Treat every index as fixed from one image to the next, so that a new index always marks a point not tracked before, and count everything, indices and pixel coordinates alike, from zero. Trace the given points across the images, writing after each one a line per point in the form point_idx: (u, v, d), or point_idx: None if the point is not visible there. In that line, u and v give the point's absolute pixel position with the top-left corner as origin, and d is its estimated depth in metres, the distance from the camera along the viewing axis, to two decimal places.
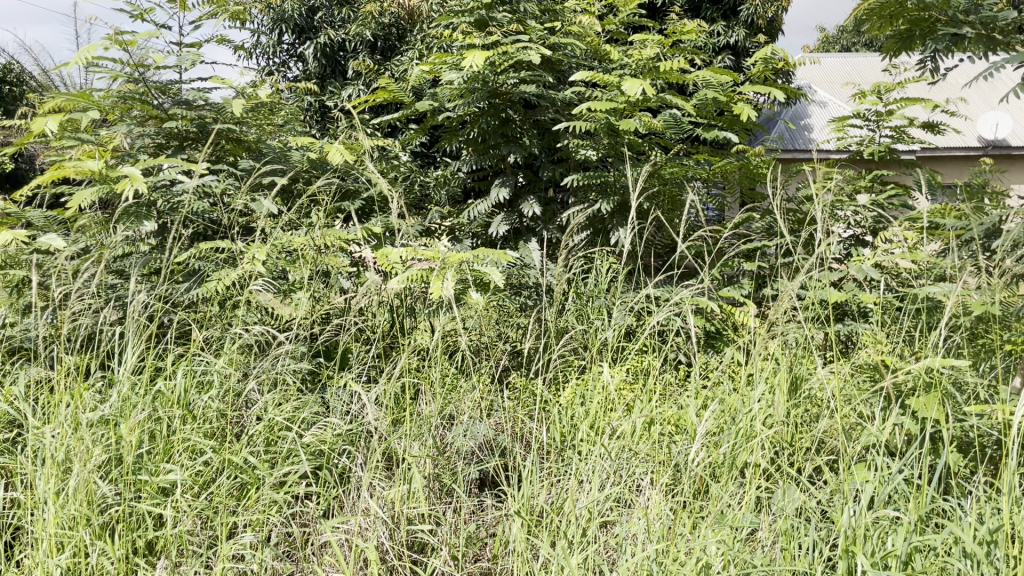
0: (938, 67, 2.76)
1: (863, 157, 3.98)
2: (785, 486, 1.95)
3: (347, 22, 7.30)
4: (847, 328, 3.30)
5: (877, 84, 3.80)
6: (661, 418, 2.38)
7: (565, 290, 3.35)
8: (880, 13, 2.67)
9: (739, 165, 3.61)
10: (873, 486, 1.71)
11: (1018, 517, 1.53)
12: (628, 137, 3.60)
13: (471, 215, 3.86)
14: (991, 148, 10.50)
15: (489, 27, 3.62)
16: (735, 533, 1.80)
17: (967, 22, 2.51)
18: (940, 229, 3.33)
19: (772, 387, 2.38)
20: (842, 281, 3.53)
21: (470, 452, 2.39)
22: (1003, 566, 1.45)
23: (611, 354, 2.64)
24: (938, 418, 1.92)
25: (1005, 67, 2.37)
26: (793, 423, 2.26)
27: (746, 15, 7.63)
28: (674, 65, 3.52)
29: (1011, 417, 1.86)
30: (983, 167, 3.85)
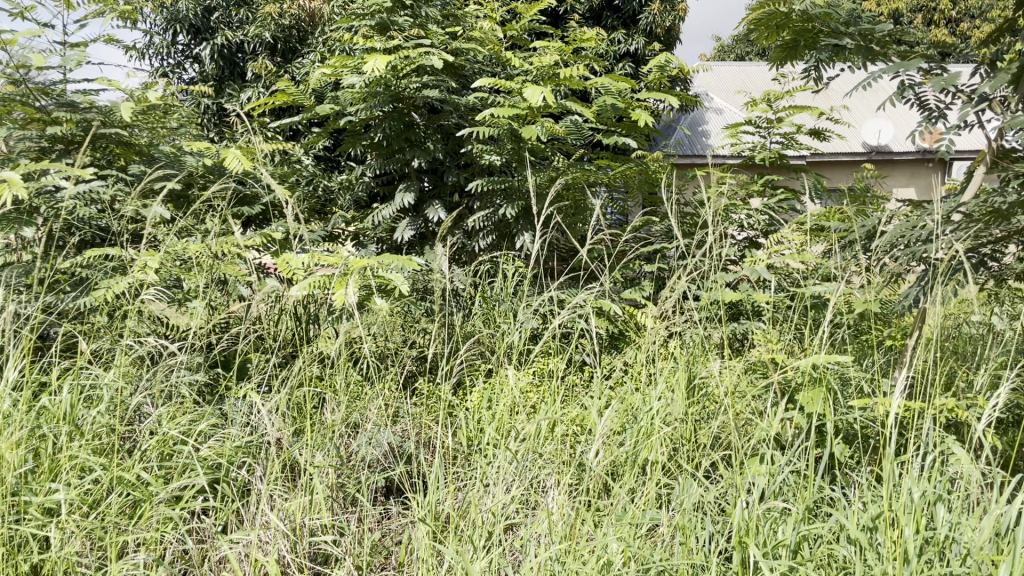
0: (822, 75, 2.88)
1: (755, 163, 4.12)
2: (683, 481, 2.01)
3: (244, 23, 7.14)
4: (742, 328, 3.41)
5: (767, 93, 3.93)
6: (565, 420, 2.40)
7: (471, 294, 3.35)
8: (768, 23, 2.79)
9: (639, 169, 3.69)
10: (764, 479, 1.78)
11: (897, 504, 1.61)
12: (531, 142, 3.62)
13: (375, 220, 3.81)
14: (874, 153, 11.09)
15: (389, 31, 3.57)
16: (636, 530, 1.83)
17: (848, 33, 2.63)
18: (826, 231, 3.49)
19: (671, 387, 2.45)
20: (737, 282, 3.66)
21: (374, 459, 2.36)
22: (884, 552, 1.52)
23: (515, 358, 2.66)
24: (825, 412, 2.01)
25: (882, 77, 2.49)
26: (691, 420, 2.33)
27: (646, 24, 7.83)
28: (573, 72, 3.57)
29: (892, 409, 1.95)
30: (865, 172, 4.05)
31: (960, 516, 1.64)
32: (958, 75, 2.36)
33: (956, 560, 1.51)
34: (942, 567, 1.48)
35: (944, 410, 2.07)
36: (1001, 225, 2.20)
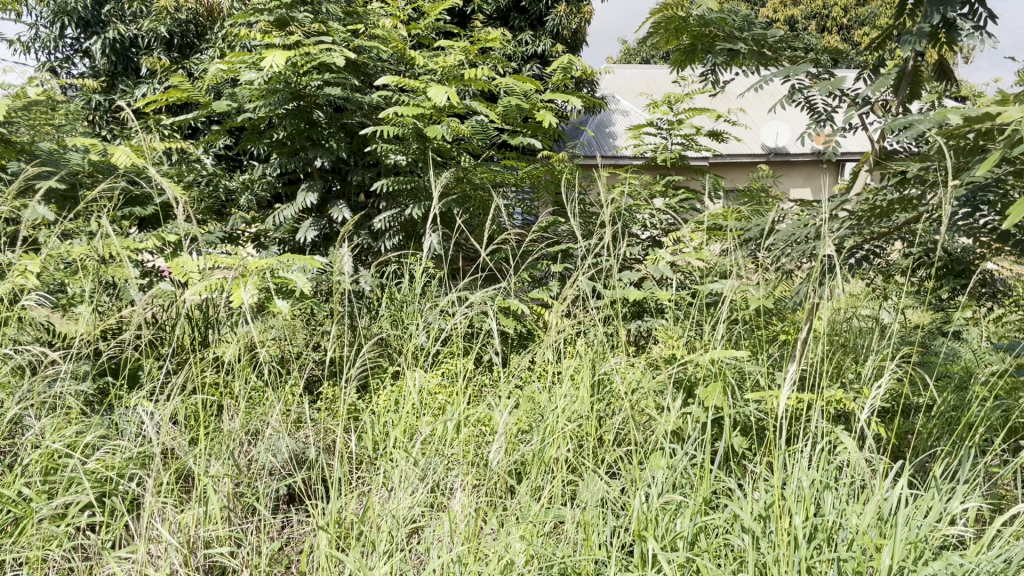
0: (718, 80, 2.95)
1: (657, 163, 4.20)
2: (586, 477, 2.04)
3: (138, 17, 6.87)
4: (646, 325, 3.48)
5: (668, 95, 4.02)
6: (471, 420, 2.40)
7: (377, 296, 3.30)
8: (667, 28, 2.73)
9: (545, 169, 3.71)
10: (663, 473, 1.82)
11: (787, 493, 1.67)
12: (436, 142, 3.60)
13: (277, 221, 3.72)
14: (771, 155, 11.50)
15: (289, 27, 3.49)
16: (540, 528, 1.84)
17: (742, 38, 2.71)
18: (725, 230, 3.59)
19: (577, 384, 2.48)
20: (641, 280, 3.72)
21: (275, 467, 2.30)
22: (776, 540, 1.57)
23: (421, 359, 2.64)
24: (722, 407, 2.06)
25: (773, 81, 2.58)
26: (595, 418, 2.36)
27: (552, 25, 7.92)
28: (477, 72, 3.56)
29: (784, 401, 2.03)
30: (761, 173, 4.19)
31: (846, 502, 1.71)
32: (843, 80, 2.46)
33: (841, 545, 1.57)
34: (828, 552, 1.54)
35: (834, 400, 2.16)
36: (884, 223, 2.30)
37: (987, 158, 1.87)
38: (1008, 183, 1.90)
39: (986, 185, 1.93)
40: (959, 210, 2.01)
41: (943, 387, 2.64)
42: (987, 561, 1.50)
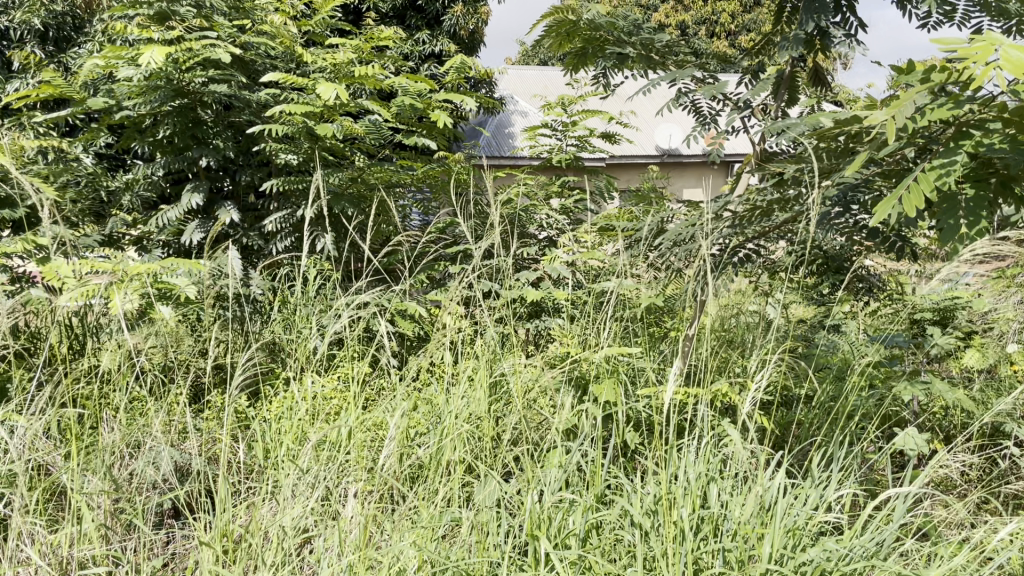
0: (610, 83, 2.96)
1: (552, 164, 4.24)
2: (481, 479, 2.03)
3: (9, 8, 6.48)
4: (542, 325, 3.50)
5: (561, 97, 4.07)
6: (364, 425, 2.36)
7: (267, 299, 3.21)
8: (558, 31, 2.75)
9: (440, 170, 3.69)
10: (556, 471, 1.83)
11: (674, 487, 1.70)
12: (327, 141, 3.53)
13: (160, 223, 3.57)
14: (665, 156, 11.81)
15: (170, 21, 3.35)
16: (434, 533, 1.82)
17: (631, 42, 2.76)
18: (617, 230, 3.65)
19: (472, 386, 2.48)
20: (537, 280, 3.75)
21: (157, 480, 2.20)
22: (664, 534, 1.60)
23: (313, 364, 2.58)
24: (614, 404, 2.10)
25: (660, 84, 2.63)
26: (491, 418, 2.36)
27: (449, 25, 7.92)
28: (369, 70, 3.51)
29: (673, 396, 2.08)
30: (653, 174, 4.29)
31: (731, 493, 1.76)
32: (726, 84, 2.54)
33: (726, 536, 1.62)
34: (713, 543, 1.59)
35: (720, 394, 2.23)
36: (765, 222, 2.39)
37: (856, 159, 1.97)
38: (876, 183, 2.00)
39: (857, 185, 2.03)
40: (833, 209, 2.10)
41: (823, 378, 2.77)
42: (860, 545, 1.58)
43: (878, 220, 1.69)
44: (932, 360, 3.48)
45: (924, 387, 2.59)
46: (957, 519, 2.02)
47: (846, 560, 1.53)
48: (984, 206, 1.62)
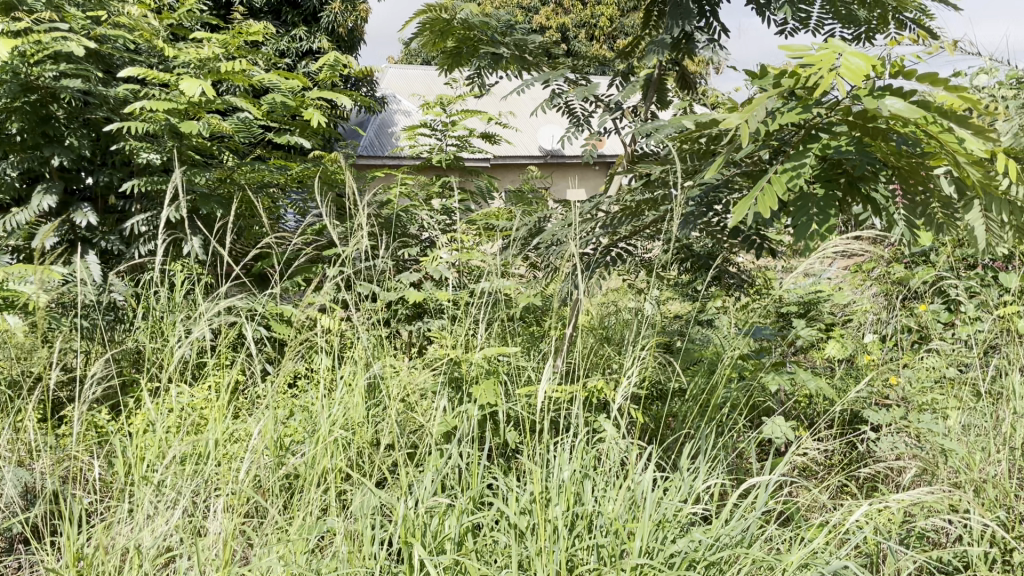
0: (484, 83, 2.96)
1: (432, 164, 4.21)
2: (356, 486, 1.98)
3: None
4: (423, 326, 3.47)
5: (439, 96, 4.04)
6: (233, 436, 2.26)
7: (129, 306, 3.04)
8: (431, 30, 2.72)
9: (314, 170, 3.60)
10: (431, 475, 1.81)
11: (548, 486, 1.71)
12: (193, 140, 3.38)
13: (9, 227, 3.33)
14: (548, 157, 11.96)
15: (15, 11, 3.13)
16: (307, 545, 1.76)
17: (504, 43, 2.77)
18: (496, 230, 3.66)
19: (347, 392, 2.42)
20: (418, 281, 3.71)
21: (3, 504, 2.04)
22: (539, 534, 1.60)
23: (179, 373, 2.45)
24: (490, 404, 2.09)
25: (533, 84, 2.66)
26: (367, 424, 2.31)
27: (327, 22, 7.77)
28: (236, 66, 3.38)
29: (549, 394, 2.09)
30: (532, 174, 4.32)
31: (604, 489, 1.79)
32: (597, 85, 2.60)
33: (599, 531, 1.64)
34: (586, 539, 1.60)
35: (596, 391, 2.26)
36: (635, 222, 2.43)
37: (718, 161, 2.03)
38: (737, 183, 2.08)
39: (718, 185, 2.10)
40: (698, 209, 2.16)
41: (696, 371, 2.86)
42: (726, 533, 1.63)
43: (735, 220, 1.75)
44: (798, 351, 3.65)
45: (790, 377, 2.71)
46: (818, 503, 2.12)
47: (712, 548, 1.58)
48: (833, 205, 1.71)
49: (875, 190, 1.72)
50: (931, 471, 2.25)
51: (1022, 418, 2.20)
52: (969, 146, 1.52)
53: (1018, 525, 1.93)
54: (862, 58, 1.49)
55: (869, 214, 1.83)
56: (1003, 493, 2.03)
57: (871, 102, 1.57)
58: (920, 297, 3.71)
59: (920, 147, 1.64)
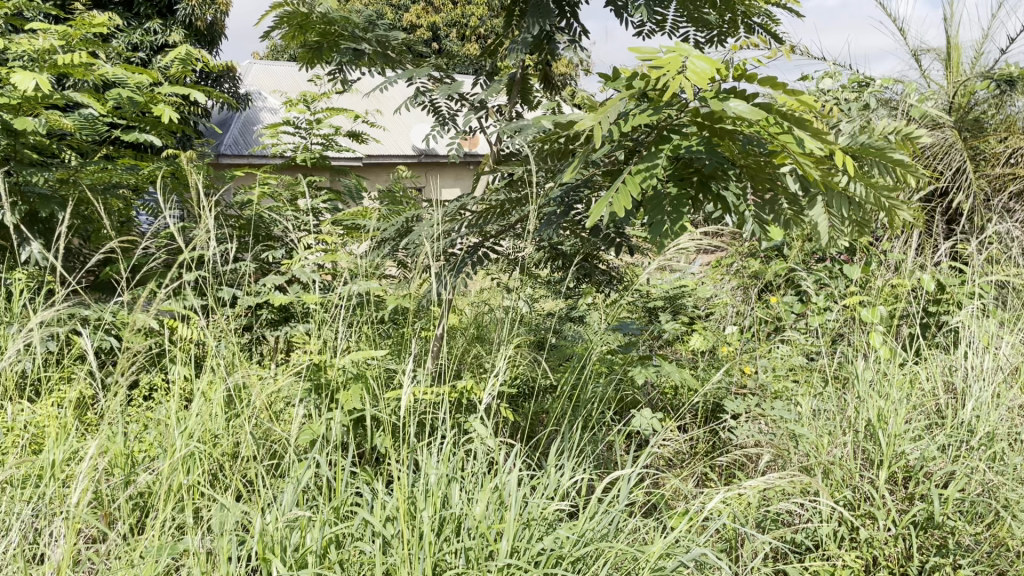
0: (346, 79, 2.88)
1: (296, 163, 4.07)
2: (213, 502, 1.88)
3: None
4: (290, 331, 3.35)
5: (302, 93, 3.91)
6: (77, 456, 2.10)
7: None
8: (288, 24, 2.62)
9: (168, 169, 3.41)
10: (293, 486, 1.74)
11: (414, 491, 1.68)
12: (29, 137, 3.13)
13: None
14: (421, 156, 11.88)
15: None
16: (158, 568, 1.65)
17: (365, 39, 2.70)
18: (364, 231, 3.58)
19: (204, 403, 2.30)
20: (283, 284, 3.58)
21: None
22: (404, 541, 1.57)
23: (14, 390, 2.26)
24: (355, 410, 2.03)
25: (397, 81, 2.61)
26: (226, 435, 2.20)
27: (183, 15, 7.43)
28: (77, 59, 3.16)
29: (416, 397, 2.06)
30: (400, 173, 4.26)
31: (471, 490, 1.77)
32: (460, 83, 2.57)
33: (466, 534, 1.62)
34: (452, 542, 1.58)
35: (464, 392, 2.24)
36: (501, 221, 2.43)
37: (578, 160, 2.05)
38: (597, 183, 2.11)
39: (579, 184, 2.13)
40: (560, 208, 2.17)
41: (565, 368, 2.89)
42: (590, 528, 1.65)
43: (592, 220, 1.76)
44: (664, 344, 3.76)
45: (655, 370, 2.78)
46: (681, 492, 2.18)
47: (577, 544, 1.59)
48: (685, 203, 1.76)
49: (724, 189, 1.78)
50: (784, 456, 2.36)
51: (864, 401, 2.34)
52: (807, 146, 1.60)
53: (861, 503, 2.05)
54: (707, 61, 1.52)
55: (720, 212, 1.90)
56: (849, 473, 2.15)
57: (716, 104, 1.61)
58: (774, 289, 3.89)
59: (765, 147, 1.71)
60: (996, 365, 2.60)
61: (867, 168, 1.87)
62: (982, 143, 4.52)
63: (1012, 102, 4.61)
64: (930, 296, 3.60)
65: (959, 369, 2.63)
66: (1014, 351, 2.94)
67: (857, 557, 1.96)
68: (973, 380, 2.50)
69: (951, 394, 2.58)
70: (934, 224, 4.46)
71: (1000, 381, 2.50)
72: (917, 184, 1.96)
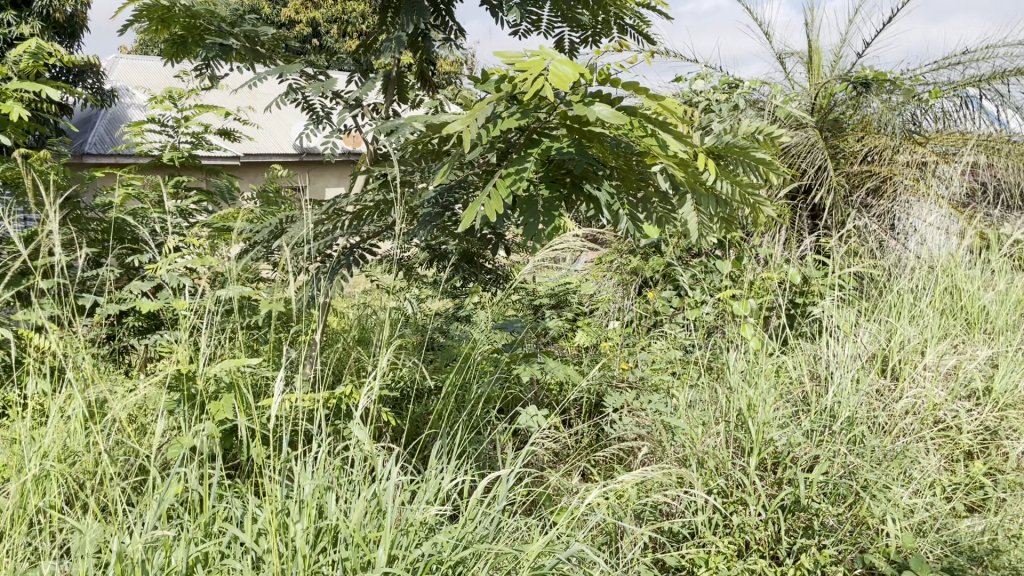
0: (213, 75, 2.75)
1: (163, 163, 3.88)
2: (70, 526, 1.76)
3: None
4: (160, 339, 3.20)
5: (168, 89, 3.73)
6: None
7: None
8: (148, 17, 2.47)
9: (20, 170, 3.18)
10: (158, 504, 1.65)
11: (287, 503, 1.62)
12: None
13: None
14: (302, 155, 11.60)
15: None
16: None
17: (232, 34, 2.58)
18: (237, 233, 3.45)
19: (61, 420, 2.15)
20: (152, 291, 3.41)
21: None
22: (277, 556, 1.51)
23: None
24: (225, 422, 1.94)
25: (266, 79, 2.51)
26: (86, 453, 2.06)
27: (40, 7, 6.99)
28: None
29: (291, 405, 1.99)
30: (276, 172, 4.12)
31: (348, 498, 1.73)
32: (333, 81, 2.50)
33: (342, 544, 1.58)
34: (328, 554, 1.54)
35: (342, 398, 2.19)
36: (376, 221, 2.39)
37: (452, 161, 2.03)
38: (472, 183, 2.10)
39: (454, 185, 2.11)
40: (436, 209, 2.15)
41: (448, 369, 2.88)
42: (470, 532, 1.64)
43: (464, 227, 1.72)
44: (548, 342, 3.80)
45: (539, 368, 2.80)
46: (563, 488, 2.21)
47: (455, 549, 1.58)
48: (556, 204, 1.77)
49: (595, 189, 1.81)
50: (661, 449, 2.42)
51: (736, 392, 2.42)
52: (670, 148, 1.65)
53: (733, 491, 2.13)
54: (567, 67, 1.53)
55: (593, 212, 1.94)
56: (721, 462, 2.23)
57: (579, 109, 1.63)
58: (653, 285, 3.99)
59: (634, 148, 1.75)
60: (855, 353, 2.75)
61: (732, 167, 1.94)
62: (842, 142, 4.78)
63: (867, 103, 4.80)
64: (796, 288, 3.78)
65: (822, 357, 2.77)
66: (871, 339, 3.13)
67: (729, 543, 2.03)
68: (834, 368, 2.63)
69: (815, 381, 2.72)
70: (799, 219, 4.69)
71: (859, 368, 2.65)
72: (779, 181, 2.05)
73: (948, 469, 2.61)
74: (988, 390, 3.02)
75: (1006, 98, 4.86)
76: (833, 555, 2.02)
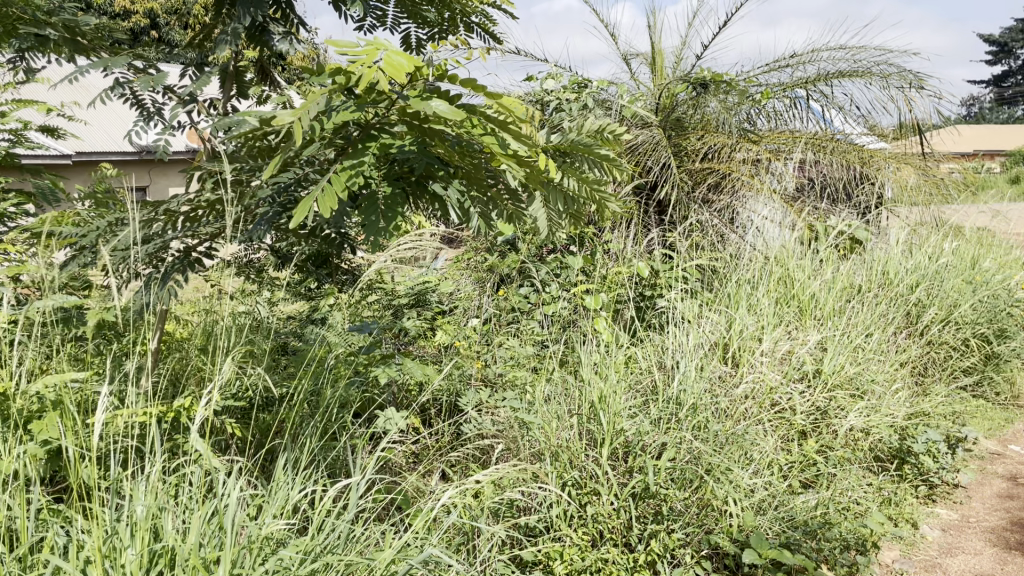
0: (28, 67, 2.52)
1: None
2: None
3: None
4: None
5: None
6: None
7: None
8: None
9: None
10: None
11: (118, 526, 1.51)
12: None
13: None
14: (143, 155, 10.99)
15: None
16: None
17: (49, 22, 2.37)
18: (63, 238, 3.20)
19: None
20: None
21: None
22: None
23: None
24: (47, 444, 1.79)
25: (89, 71, 2.32)
26: None
27: None
28: None
29: (122, 421, 1.86)
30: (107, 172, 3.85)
31: (186, 516, 1.64)
32: (165, 75, 2.35)
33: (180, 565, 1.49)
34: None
35: (182, 409, 2.07)
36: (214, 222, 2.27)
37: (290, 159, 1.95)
38: (314, 182, 2.03)
39: (295, 183, 2.03)
40: (278, 209, 2.07)
41: (300, 374, 2.79)
42: (319, 543, 1.60)
43: (296, 225, 1.64)
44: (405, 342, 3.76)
45: (394, 368, 2.77)
46: (421, 490, 2.20)
47: (303, 561, 1.53)
48: (397, 203, 1.74)
49: (436, 187, 1.79)
50: (517, 443, 2.45)
51: (587, 385, 2.48)
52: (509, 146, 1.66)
53: (587, 481, 2.19)
54: (404, 56, 1.52)
55: (438, 211, 1.92)
56: (574, 454, 2.27)
57: (415, 104, 1.61)
58: (509, 282, 4.03)
59: (475, 146, 1.75)
60: (698, 342, 2.89)
61: (576, 165, 1.98)
62: (684, 142, 5.00)
63: (705, 103, 5.02)
64: (645, 281, 3.91)
65: (668, 348, 2.88)
66: (713, 328, 3.29)
67: (583, 535, 2.09)
68: (679, 357, 2.74)
69: (662, 371, 2.82)
70: (647, 215, 4.87)
71: (702, 356, 2.79)
72: (621, 178, 2.11)
73: (784, 448, 2.78)
74: (819, 372, 3.24)
75: (830, 99, 5.22)
76: (680, 538, 2.12)
